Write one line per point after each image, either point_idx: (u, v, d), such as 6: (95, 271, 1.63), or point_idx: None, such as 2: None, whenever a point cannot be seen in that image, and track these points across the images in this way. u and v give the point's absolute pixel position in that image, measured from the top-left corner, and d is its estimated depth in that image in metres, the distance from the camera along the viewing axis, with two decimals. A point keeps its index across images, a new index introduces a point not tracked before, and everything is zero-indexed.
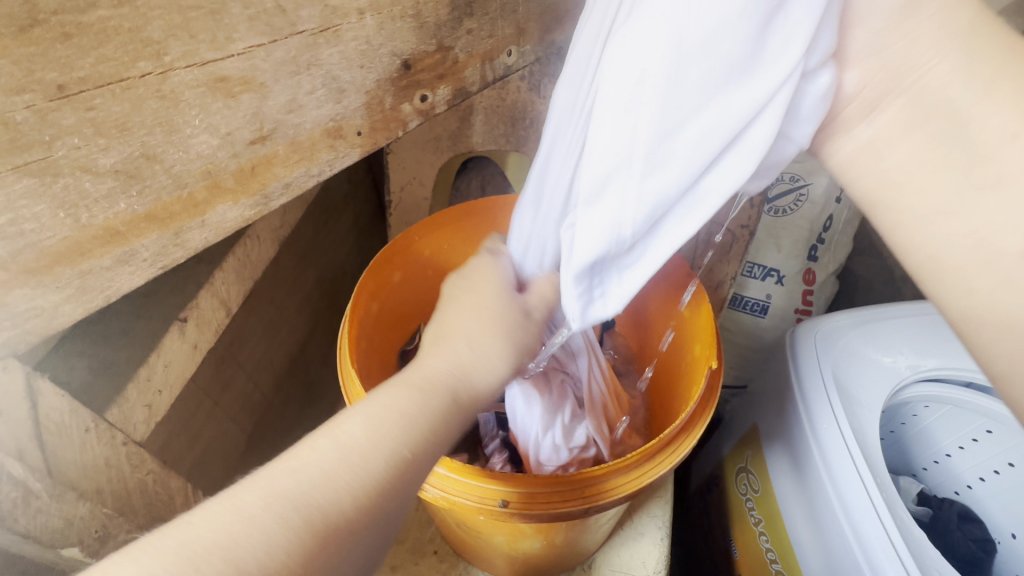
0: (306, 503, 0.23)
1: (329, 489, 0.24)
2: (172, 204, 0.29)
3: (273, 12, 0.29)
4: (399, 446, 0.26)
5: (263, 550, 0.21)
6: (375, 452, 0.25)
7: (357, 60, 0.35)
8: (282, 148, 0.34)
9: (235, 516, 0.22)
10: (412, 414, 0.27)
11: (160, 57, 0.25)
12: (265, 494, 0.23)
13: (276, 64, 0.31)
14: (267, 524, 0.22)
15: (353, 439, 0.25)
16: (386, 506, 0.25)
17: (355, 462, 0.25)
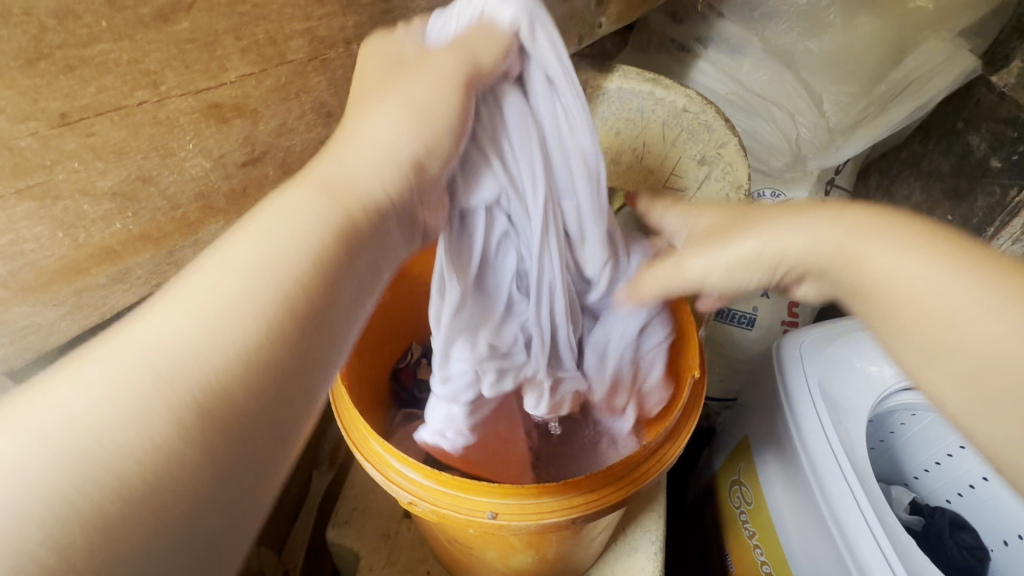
0: (162, 354, 0.19)
1: (188, 330, 0.19)
2: (167, 224, 0.31)
3: (264, 44, 0.31)
4: (280, 266, 0.22)
5: (130, 407, 0.18)
6: (245, 281, 0.21)
7: (345, 87, 0.37)
8: (272, 169, 0.35)
9: (73, 391, 0.17)
10: (295, 225, 0.23)
11: (156, 86, 0.27)
12: (99, 361, 0.18)
13: (267, 91, 0.32)
14: (122, 387, 0.18)
15: (210, 278, 0.21)
16: (286, 336, 0.21)
17: (219, 301, 0.20)
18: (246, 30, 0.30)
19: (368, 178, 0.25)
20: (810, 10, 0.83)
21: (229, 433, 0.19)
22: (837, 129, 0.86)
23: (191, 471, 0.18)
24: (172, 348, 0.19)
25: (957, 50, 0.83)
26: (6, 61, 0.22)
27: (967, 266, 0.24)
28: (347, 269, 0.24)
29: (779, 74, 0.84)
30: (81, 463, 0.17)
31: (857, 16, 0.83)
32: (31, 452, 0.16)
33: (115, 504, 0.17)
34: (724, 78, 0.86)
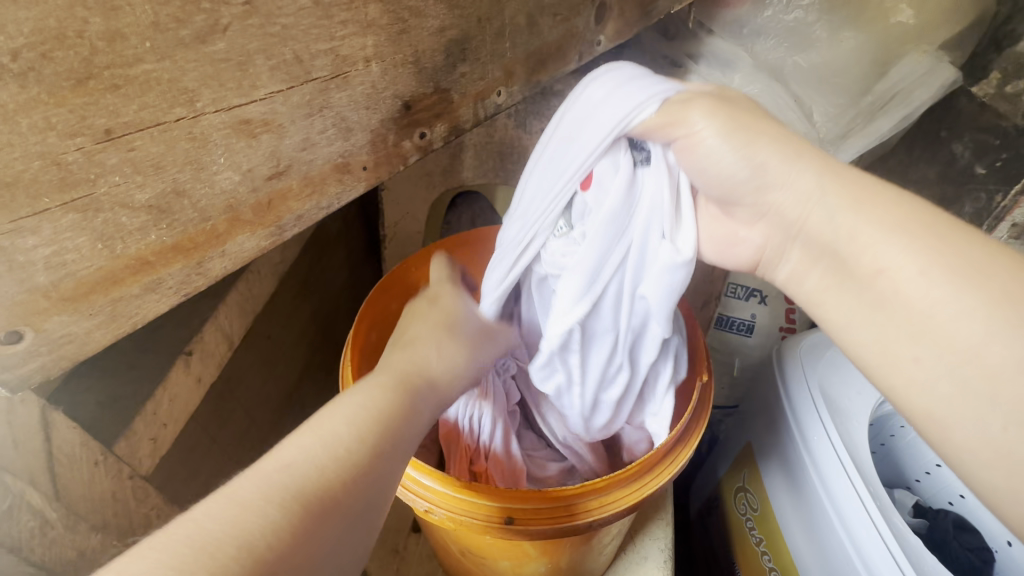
0: (302, 473, 0.30)
1: (321, 461, 0.31)
2: (197, 235, 0.32)
3: (291, 63, 0.32)
4: (375, 416, 0.34)
5: (286, 500, 0.28)
6: (353, 423, 0.33)
7: (363, 103, 0.39)
8: (295, 183, 0.37)
9: (250, 492, 0.28)
10: (381, 404, 0.35)
11: (193, 103, 0.28)
12: (267, 476, 0.29)
13: (293, 107, 0.34)
14: (276, 498, 0.28)
15: (330, 428, 0.32)
16: (377, 457, 0.33)
17: (332, 438, 0.32)
18: (275, 50, 0.31)
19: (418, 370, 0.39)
20: (796, 27, 0.87)
21: (337, 523, 0.29)
22: (827, 139, 0.88)
23: (310, 535, 0.28)
24: (308, 471, 0.30)
25: (938, 61, 0.84)
26: (60, 80, 0.23)
27: (947, 257, 0.31)
28: (409, 424, 0.36)
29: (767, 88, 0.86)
30: (255, 526, 0.27)
31: (842, 31, 0.86)
32: (229, 523, 0.26)
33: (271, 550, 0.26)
34: None
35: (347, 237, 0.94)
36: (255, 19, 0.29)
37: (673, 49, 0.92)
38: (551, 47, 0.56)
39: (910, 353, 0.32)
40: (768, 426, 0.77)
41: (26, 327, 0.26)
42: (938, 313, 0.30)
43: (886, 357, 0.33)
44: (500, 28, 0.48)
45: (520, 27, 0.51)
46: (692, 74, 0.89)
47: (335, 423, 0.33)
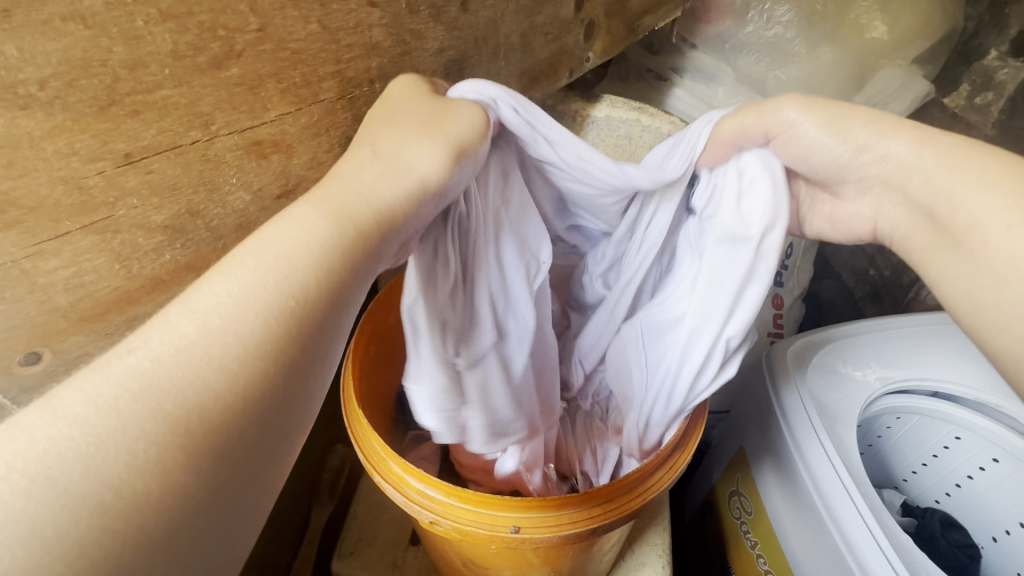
0: (179, 382, 0.20)
1: (206, 351, 0.21)
2: (209, 253, 0.32)
3: (301, 85, 0.34)
4: (286, 279, 0.24)
5: (162, 419, 0.20)
6: (257, 293, 0.23)
7: (367, 123, 0.40)
8: (303, 201, 0.37)
9: (93, 420, 0.19)
10: (298, 257, 0.24)
11: (208, 126, 0.29)
12: (111, 388, 0.19)
13: (302, 128, 0.35)
14: (132, 417, 0.19)
15: (213, 306, 0.22)
16: (285, 347, 0.23)
17: (219, 321, 0.22)
18: (286, 74, 0.32)
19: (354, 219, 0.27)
20: (776, 42, 0.89)
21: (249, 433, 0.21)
22: None
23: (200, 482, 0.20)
24: (178, 377, 0.20)
25: (912, 76, 0.90)
26: (83, 107, 0.24)
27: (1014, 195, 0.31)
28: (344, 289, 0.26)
29: (753, 100, 0.91)
30: (114, 471, 0.18)
31: (820, 45, 0.89)
32: (62, 458, 0.18)
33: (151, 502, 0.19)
34: (701, 105, 0.92)
35: None
36: (267, 45, 0.30)
37: (657, 63, 0.95)
38: (544, 64, 0.58)
39: (993, 300, 0.32)
40: (762, 429, 0.78)
41: (45, 348, 0.27)
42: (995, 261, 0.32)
43: (970, 264, 0.33)
44: (496, 47, 0.50)
45: (514, 45, 0.52)
46: (676, 87, 0.93)
47: (215, 298, 0.22)
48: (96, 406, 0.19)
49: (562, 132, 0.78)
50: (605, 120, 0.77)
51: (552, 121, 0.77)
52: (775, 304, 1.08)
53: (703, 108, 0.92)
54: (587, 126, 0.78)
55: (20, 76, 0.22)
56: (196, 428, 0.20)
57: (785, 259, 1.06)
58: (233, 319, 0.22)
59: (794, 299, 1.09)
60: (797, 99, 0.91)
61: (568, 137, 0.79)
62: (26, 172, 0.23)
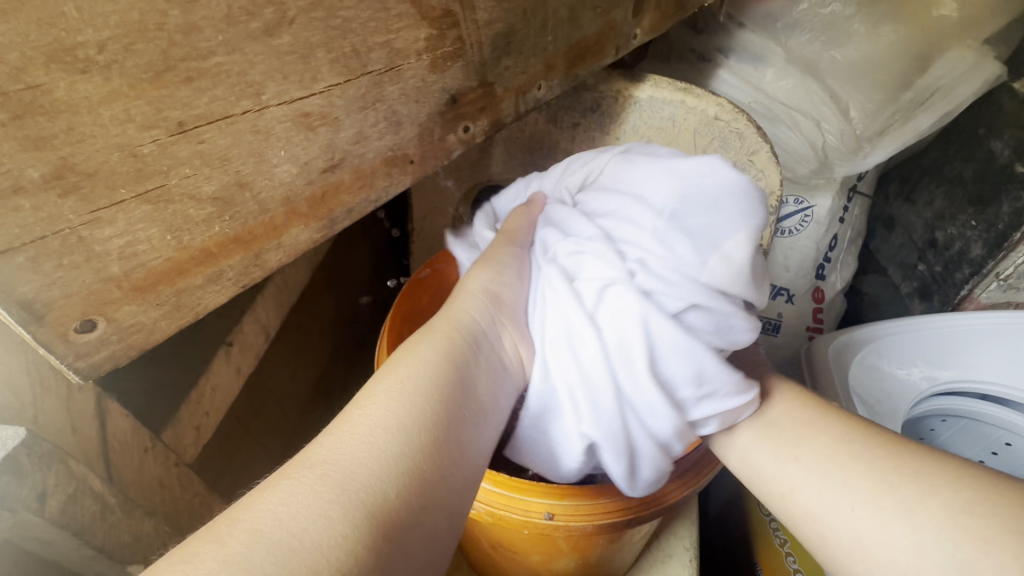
0: (326, 497, 0.24)
1: (337, 474, 0.25)
2: (256, 227, 0.32)
3: (350, 55, 0.33)
4: (402, 414, 0.29)
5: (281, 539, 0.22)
6: (383, 423, 0.28)
7: (413, 97, 0.39)
8: (347, 176, 0.37)
9: (235, 544, 0.21)
10: (420, 376, 0.32)
11: (258, 96, 0.29)
12: (243, 514, 0.23)
13: (349, 100, 0.34)
14: (331, 485, 0.24)
15: (368, 415, 0.28)
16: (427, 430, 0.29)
17: (361, 444, 0.26)
18: (336, 43, 0.32)
19: (436, 368, 0.33)
20: (833, 20, 0.85)
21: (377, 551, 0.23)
22: (864, 136, 0.86)
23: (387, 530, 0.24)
24: (317, 495, 0.24)
25: (982, 58, 0.83)
26: (140, 72, 0.24)
27: (904, 462, 0.33)
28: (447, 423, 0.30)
29: (804, 82, 0.85)
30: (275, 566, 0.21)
31: (881, 25, 0.85)
32: (279, 521, 0.22)
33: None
34: (747, 88, 0.86)
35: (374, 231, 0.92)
36: (319, 12, 0.30)
37: (702, 42, 0.91)
38: (590, 40, 0.55)
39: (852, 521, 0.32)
40: None
41: (99, 317, 0.27)
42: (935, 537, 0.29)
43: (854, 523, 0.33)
44: (543, 21, 0.48)
45: (561, 20, 0.50)
46: (723, 70, 0.88)
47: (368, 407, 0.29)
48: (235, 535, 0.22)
49: (602, 113, 0.76)
50: (649, 101, 0.74)
51: (592, 101, 0.76)
52: (815, 298, 1.04)
53: (749, 91, 0.87)
54: (630, 107, 0.75)
55: (79, 38, 0.22)
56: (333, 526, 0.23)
57: (828, 252, 1.01)
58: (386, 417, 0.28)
59: (837, 294, 1.04)
60: (853, 83, 0.86)
61: (609, 118, 0.76)
62: (83, 138, 0.23)
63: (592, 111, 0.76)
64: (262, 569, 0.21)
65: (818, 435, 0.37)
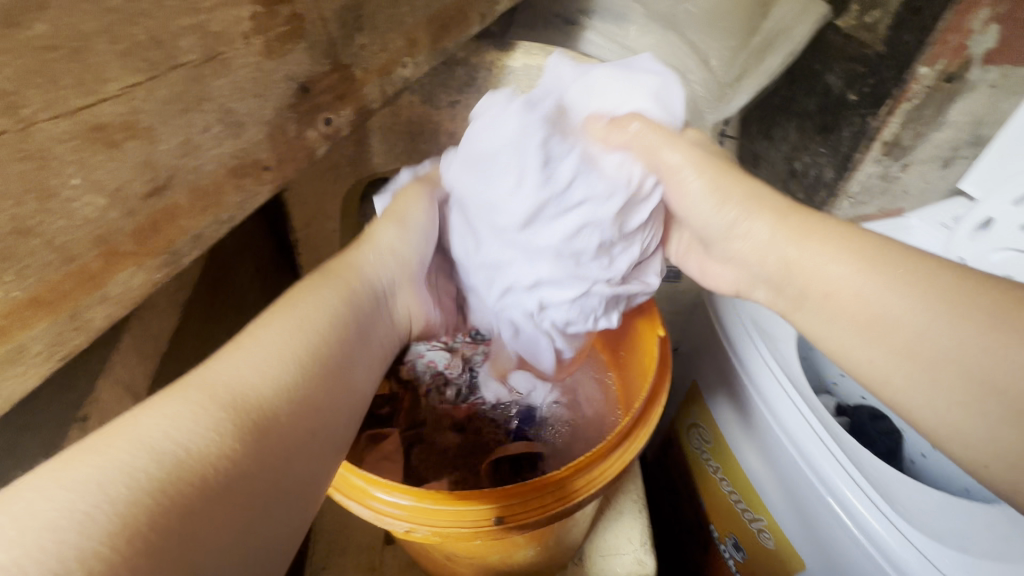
0: (180, 437, 0.25)
1: (249, 386, 0.30)
2: (62, 281, 0.25)
3: (147, 44, 0.26)
4: (308, 338, 0.35)
5: (200, 437, 0.26)
6: (295, 340, 0.34)
7: (251, 91, 0.32)
8: (184, 197, 0.30)
9: (110, 453, 0.24)
10: (282, 345, 0.33)
11: (18, 110, 0.22)
12: (187, 396, 0.27)
13: (161, 103, 0.27)
14: (158, 449, 0.24)
15: (233, 371, 0.30)
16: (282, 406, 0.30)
17: (239, 388, 0.29)
18: (122, 30, 0.24)
19: (342, 308, 0.39)
20: None
21: (250, 492, 0.26)
22: (725, 82, 0.89)
23: (216, 497, 0.25)
24: (187, 439, 0.25)
25: None
26: None
27: (945, 308, 0.30)
28: (341, 361, 0.36)
29: (663, 38, 0.87)
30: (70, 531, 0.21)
31: None
32: (94, 487, 0.22)
33: (195, 491, 0.24)
34: (612, 47, 0.89)
35: (251, 248, 0.81)
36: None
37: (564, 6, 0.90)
38: (452, 8, 0.51)
39: (869, 358, 0.32)
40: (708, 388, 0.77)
41: None
42: (930, 373, 0.29)
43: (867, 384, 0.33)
44: None
45: None
46: (588, 31, 0.90)
47: (240, 365, 0.30)
48: (172, 422, 0.26)
49: (479, 87, 0.71)
50: (523, 69, 0.70)
51: (467, 76, 0.71)
52: None
53: (616, 50, 0.90)
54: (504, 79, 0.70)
55: None
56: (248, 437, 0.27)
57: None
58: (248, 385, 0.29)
59: None
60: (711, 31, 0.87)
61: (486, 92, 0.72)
62: None
63: (468, 86, 0.71)
64: (133, 499, 0.22)
65: (848, 263, 0.34)
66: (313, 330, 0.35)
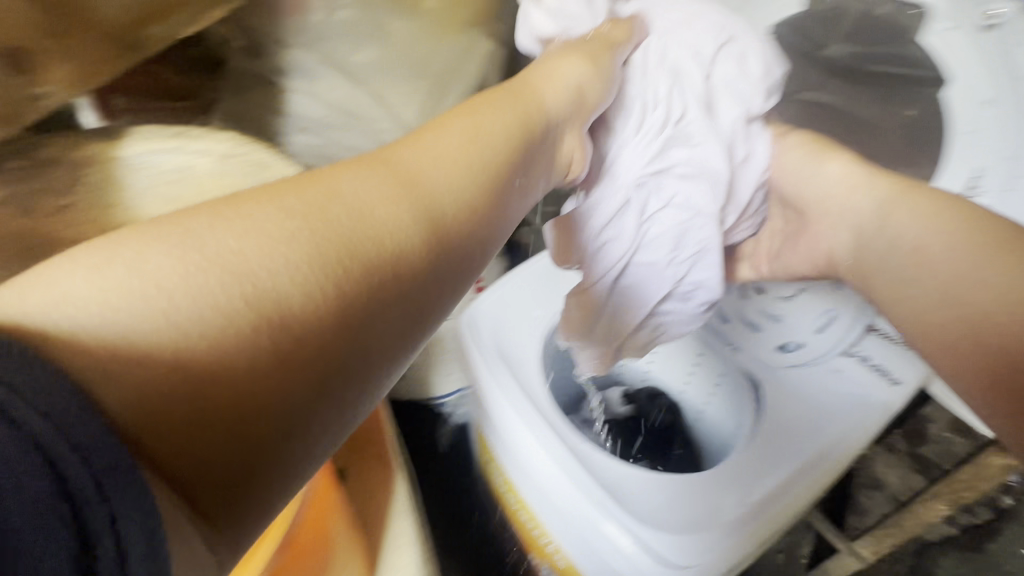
0: (232, 356, 0.34)
1: (358, 217, 0.43)
2: None
3: None
4: (393, 176, 0.48)
5: (396, 235, 0.44)
6: (443, 160, 0.52)
7: None
8: None
9: (120, 368, 0.32)
10: (375, 215, 0.44)
11: None
12: (168, 230, 0.37)
13: None
14: (242, 331, 0.35)
15: (254, 270, 0.37)
16: (325, 332, 0.38)
17: (293, 305, 0.37)
18: None
19: (398, 168, 0.48)
20: (349, 25, 0.95)
21: (219, 442, 0.34)
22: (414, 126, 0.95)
23: (208, 447, 0.33)
24: (290, 334, 0.37)
25: (471, 43, 0.99)
26: None
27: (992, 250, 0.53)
28: (496, 172, 0.56)
29: (350, 89, 0.96)
30: (145, 379, 0.32)
31: (370, 41, 0.95)
32: (139, 409, 0.31)
33: (298, 374, 0.37)
34: (316, 103, 0.97)
35: None
36: None
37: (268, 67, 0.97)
38: None
39: (915, 290, 0.57)
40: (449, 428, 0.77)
41: None
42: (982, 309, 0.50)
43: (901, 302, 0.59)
44: None
45: None
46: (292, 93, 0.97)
47: (296, 273, 0.38)
48: (239, 228, 0.38)
49: (87, 186, 0.66)
50: (143, 156, 0.68)
51: (73, 178, 0.66)
52: None
53: (318, 106, 0.97)
54: (120, 169, 0.68)
55: None
56: (279, 367, 0.36)
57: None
58: (316, 311, 0.38)
59: None
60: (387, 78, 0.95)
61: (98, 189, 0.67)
62: None
63: (78, 187, 0.66)
64: (154, 419, 0.32)
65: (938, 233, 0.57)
66: (406, 203, 0.46)
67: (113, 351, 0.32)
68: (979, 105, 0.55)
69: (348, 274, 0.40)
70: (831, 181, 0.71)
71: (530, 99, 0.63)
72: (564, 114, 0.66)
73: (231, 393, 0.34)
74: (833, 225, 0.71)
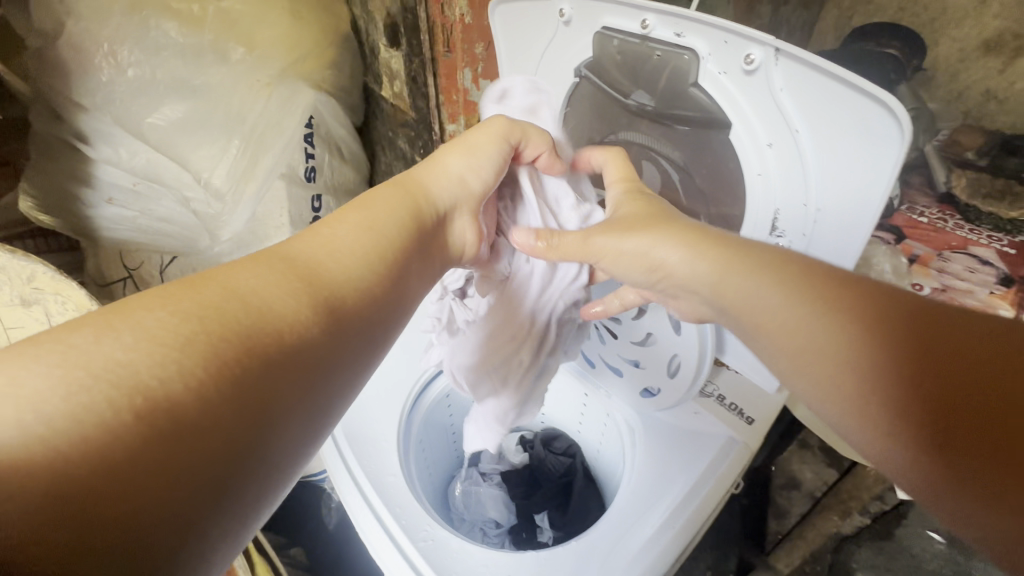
0: (199, 403, 0.30)
1: (251, 311, 0.36)
2: None
3: None
4: (292, 270, 0.40)
5: (288, 312, 0.37)
6: (334, 249, 0.44)
7: None
8: None
9: (52, 433, 0.26)
10: (269, 289, 0.37)
11: None
12: (46, 348, 0.29)
13: None
14: (72, 471, 0.25)
15: (147, 361, 0.30)
16: (228, 415, 0.31)
17: (157, 391, 0.29)
18: None
19: (294, 259, 0.41)
20: (141, 82, 0.82)
21: (190, 502, 0.29)
22: (226, 195, 0.91)
23: (178, 507, 0.28)
24: (159, 440, 0.28)
25: (293, 91, 0.91)
26: None
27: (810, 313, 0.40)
28: (402, 253, 0.49)
29: (153, 156, 0.88)
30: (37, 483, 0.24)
31: (170, 96, 0.84)
32: (77, 475, 0.25)
33: (164, 490, 0.28)
34: (120, 172, 0.90)
35: None
36: None
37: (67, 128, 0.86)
38: None
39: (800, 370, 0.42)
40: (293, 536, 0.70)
41: None
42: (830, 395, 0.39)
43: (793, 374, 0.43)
44: None
45: None
46: (91, 161, 0.89)
47: (166, 378, 0.30)
48: (132, 340, 0.30)
49: None
50: None
51: None
52: None
53: (124, 174, 0.90)
54: None
55: None
56: (148, 474, 0.27)
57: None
58: (203, 409, 0.30)
59: None
60: (193, 142, 0.88)
61: None
62: None
63: None
64: (66, 504, 0.25)
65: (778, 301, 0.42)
66: (317, 278, 0.40)
67: (34, 415, 0.26)
68: (763, 146, 0.52)
69: (219, 389, 0.31)
70: (640, 266, 0.54)
71: (416, 186, 0.55)
72: (454, 197, 0.57)
73: (193, 439, 0.29)
74: (675, 297, 0.55)
